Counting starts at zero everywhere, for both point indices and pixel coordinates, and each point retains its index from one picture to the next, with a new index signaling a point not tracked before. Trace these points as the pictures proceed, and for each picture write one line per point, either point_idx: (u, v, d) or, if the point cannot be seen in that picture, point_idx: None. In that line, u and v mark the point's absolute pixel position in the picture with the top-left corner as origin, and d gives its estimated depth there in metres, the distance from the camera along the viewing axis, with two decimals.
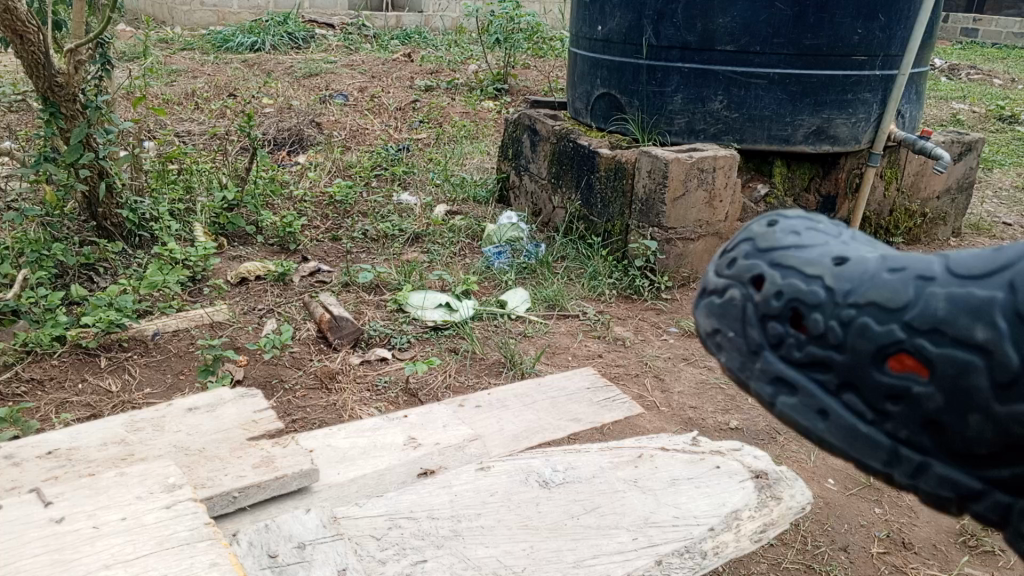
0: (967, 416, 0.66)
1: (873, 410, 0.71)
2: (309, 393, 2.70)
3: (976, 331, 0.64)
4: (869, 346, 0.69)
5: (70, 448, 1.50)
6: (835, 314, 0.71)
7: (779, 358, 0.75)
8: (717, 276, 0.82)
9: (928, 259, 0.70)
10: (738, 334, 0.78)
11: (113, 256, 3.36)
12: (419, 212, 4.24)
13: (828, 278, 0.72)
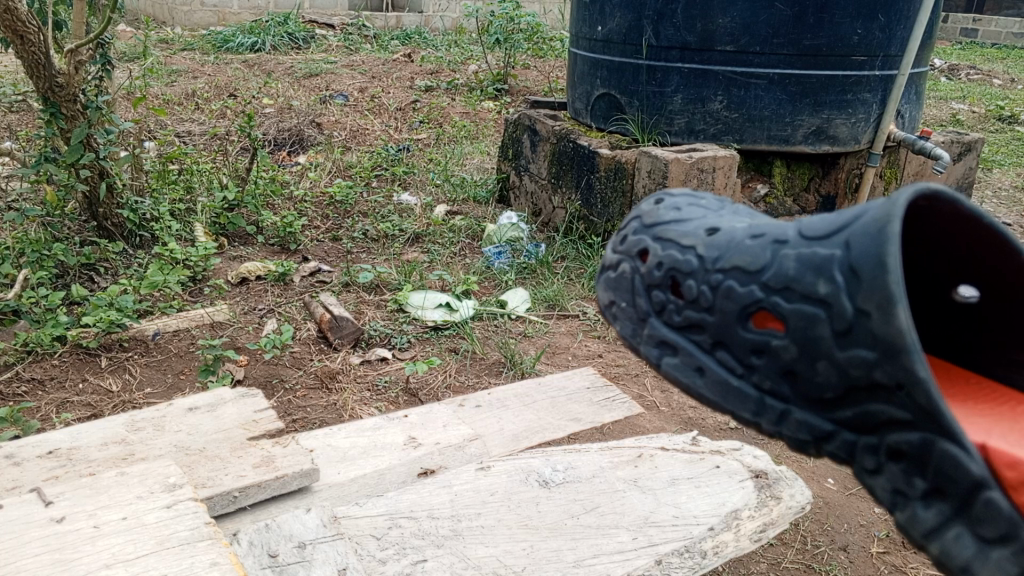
0: (811, 358, 0.86)
1: (742, 357, 0.93)
2: (309, 393, 2.70)
3: (815, 289, 0.85)
4: (737, 305, 0.92)
5: (70, 448, 1.51)
6: (705, 280, 0.95)
7: (671, 319, 1.00)
8: (614, 253, 1.09)
9: (782, 231, 0.94)
10: (642, 301, 1.03)
11: (113, 257, 3.36)
12: (419, 212, 4.24)
13: (706, 253, 0.97)
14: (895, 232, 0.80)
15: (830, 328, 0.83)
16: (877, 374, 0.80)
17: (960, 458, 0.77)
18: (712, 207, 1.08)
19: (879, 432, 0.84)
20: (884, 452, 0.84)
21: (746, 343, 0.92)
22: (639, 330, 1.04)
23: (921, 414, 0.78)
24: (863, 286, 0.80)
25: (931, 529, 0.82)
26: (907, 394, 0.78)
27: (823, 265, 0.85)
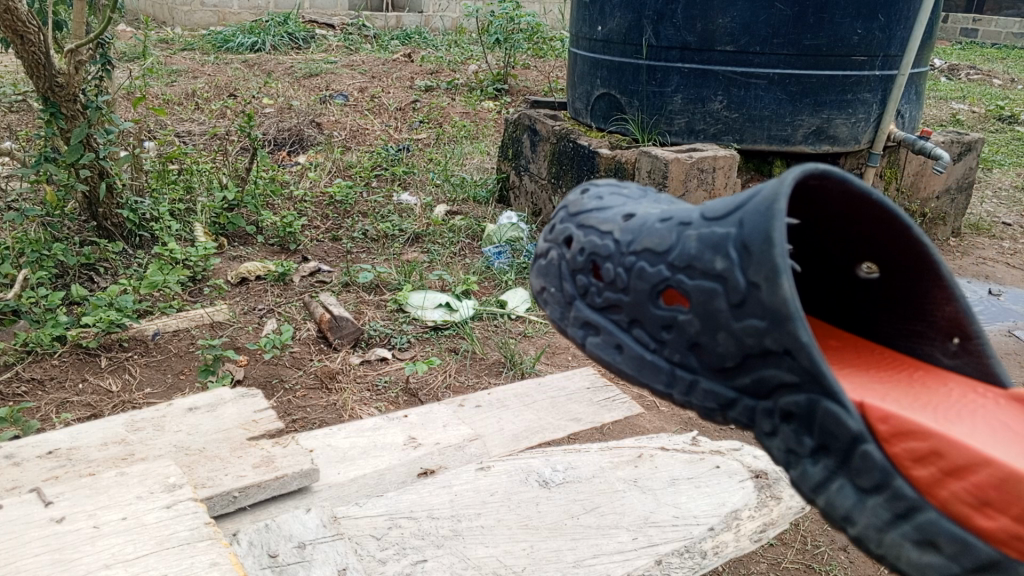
0: (711, 332, 0.89)
1: (651, 336, 0.96)
2: (309, 393, 2.70)
3: (711, 263, 0.88)
4: (642, 282, 0.95)
5: (70, 448, 1.51)
6: (620, 262, 0.98)
7: (589, 301, 1.03)
8: (544, 242, 1.12)
9: (690, 213, 0.96)
10: (564, 285, 1.06)
11: (113, 257, 3.36)
12: (419, 212, 4.25)
13: (618, 235, 1.00)
14: (781, 207, 0.83)
15: (726, 301, 0.86)
16: (768, 343, 0.83)
17: (839, 417, 0.81)
18: (633, 194, 1.11)
19: (771, 398, 0.87)
20: (781, 419, 0.87)
21: (654, 321, 0.95)
22: (562, 314, 1.06)
23: (807, 378, 0.82)
24: (753, 259, 0.83)
25: (817, 489, 0.85)
26: (796, 360, 0.82)
27: (718, 240, 0.88)
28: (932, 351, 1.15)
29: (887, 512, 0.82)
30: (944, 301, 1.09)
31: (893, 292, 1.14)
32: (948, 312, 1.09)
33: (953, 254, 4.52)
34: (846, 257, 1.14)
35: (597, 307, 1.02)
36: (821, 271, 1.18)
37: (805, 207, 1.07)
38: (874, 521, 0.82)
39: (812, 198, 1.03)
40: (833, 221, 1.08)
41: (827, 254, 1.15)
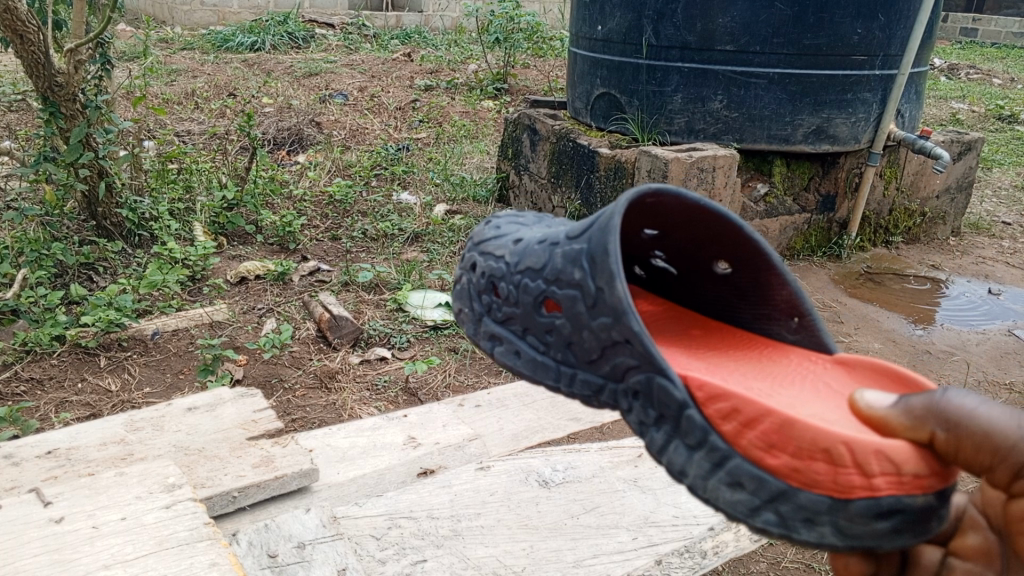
0: (577, 331, 1.06)
1: (540, 340, 1.13)
2: (309, 392, 2.69)
3: (572, 273, 1.07)
4: (526, 294, 1.13)
5: (69, 448, 1.50)
6: (511, 279, 1.17)
7: (493, 316, 1.20)
8: (457, 271, 1.30)
9: (561, 233, 1.15)
10: (473, 305, 1.24)
11: (113, 256, 3.36)
12: (419, 212, 4.25)
13: (510, 257, 1.18)
14: (616, 222, 1.03)
15: (584, 304, 1.05)
16: (613, 334, 1.01)
17: (665, 385, 0.97)
18: (530, 222, 1.30)
19: (621, 379, 1.02)
20: (631, 398, 1.02)
21: (540, 326, 1.13)
22: (473, 329, 1.23)
23: (641, 358, 0.98)
24: (598, 266, 1.02)
25: (659, 453, 0.99)
26: (633, 345, 0.99)
27: (576, 254, 1.07)
28: (778, 330, 1.29)
29: (707, 463, 0.95)
30: (780, 286, 1.25)
31: (743, 285, 1.29)
32: (785, 296, 1.25)
33: (953, 253, 4.52)
34: (704, 255, 1.30)
35: (499, 320, 1.19)
36: (689, 268, 1.35)
37: (656, 221, 1.24)
38: (696, 471, 0.95)
39: (661, 213, 1.20)
40: (680, 227, 1.24)
41: (688, 254, 1.32)
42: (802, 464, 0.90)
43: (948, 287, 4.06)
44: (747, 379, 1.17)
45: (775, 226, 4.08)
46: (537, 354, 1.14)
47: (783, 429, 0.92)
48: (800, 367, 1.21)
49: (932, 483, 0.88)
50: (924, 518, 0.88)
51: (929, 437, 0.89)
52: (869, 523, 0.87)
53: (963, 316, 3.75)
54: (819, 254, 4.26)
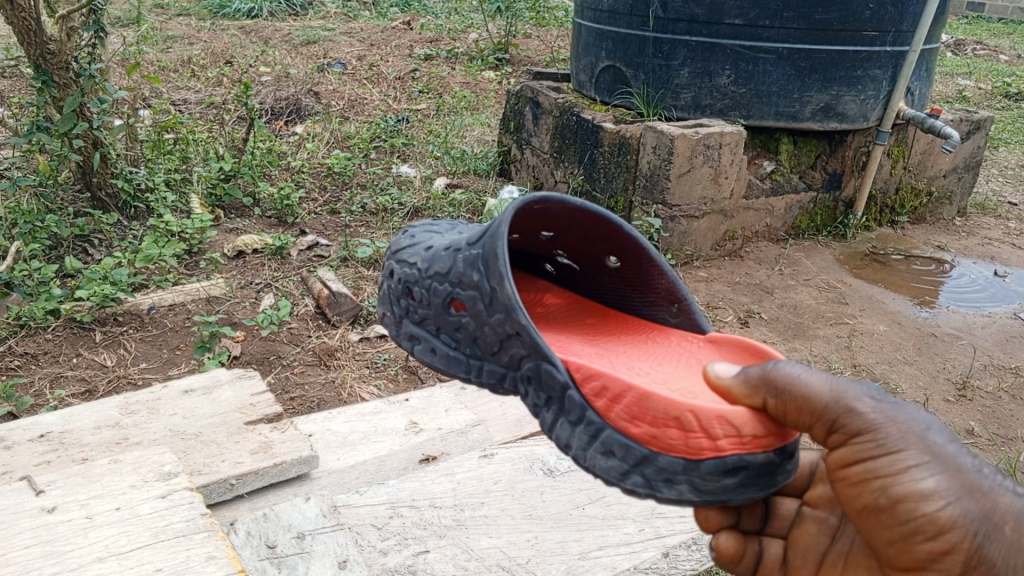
0: (479, 327, 1.21)
1: (451, 336, 1.27)
2: (308, 369, 2.66)
3: (471, 276, 1.22)
4: (436, 297, 1.27)
5: (62, 431, 1.46)
6: (422, 284, 1.30)
7: (410, 317, 1.33)
8: (380, 279, 1.43)
9: (462, 240, 1.30)
10: (393, 307, 1.37)
11: (108, 228, 3.31)
12: (419, 185, 4.19)
13: (421, 263, 1.32)
14: (503, 229, 1.18)
15: (482, 303, 1.20)
16: (507, 328, 1.16)
17: (550, 369, 1.12)
18: (442, 230, 1.44)
19: (515, 365, 1.18)
20: (527, 382, 1.17)
21: (449, 324, 1.27)
22: (394, 328, 1.36)
23: (529, 346, 1.14)
24: (492, 268, 1.18)
25: (552, 429, 1.15)
26: (523, 337, 1.15)
27: (474, 258, 1.22)
28: (662, 314, 1.44)
29: (587, 436, 1.11)
30: (660, 276, 1.39)
31: (630, 277, 1.44)
32: (665, 284, 1.40)
33: (959, 234, 4.47)
34: (596, 252, 1.43)
35: (415, 320, 1.33)
36: (587, 262, 1.48)
37: (550, 226, 1.37)
38: (577, 443, 1.11)
39: (550, 219, 1.34)
40: (571, 229, 1.37)
41: (583, 252, 1.45)
42: (657, 430, 1.07)
43: (953, 268, 4.02)
44: (628, 360, 1.33)
45: (781, 204, 4.02)
46: (448, 349, 1.28)
47: (641, 401, 1.08)
48: (676, 350, 1.36)
49: (769, 442, 1.06)
50: (767, 473, 1.07)
51: (763, 403, 1.06)
52: (718, 480, 1.05)
53: (968, 297, 3.71)
54: (825, 234, 4.21)
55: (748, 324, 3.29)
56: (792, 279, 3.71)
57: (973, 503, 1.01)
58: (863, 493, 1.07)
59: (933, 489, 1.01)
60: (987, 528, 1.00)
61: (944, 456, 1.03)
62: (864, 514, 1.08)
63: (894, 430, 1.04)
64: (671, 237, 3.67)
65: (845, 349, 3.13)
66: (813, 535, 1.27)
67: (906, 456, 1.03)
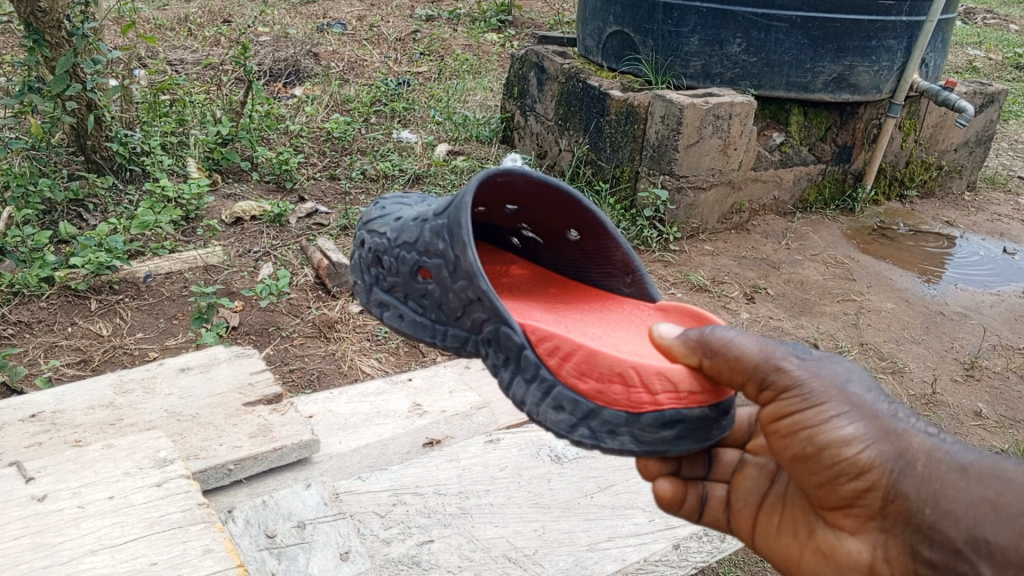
0: (444, 294, 1.16)
1: (418, 303, 1.21)
2: (308, 341, 2.61)
3: (437, 245, 1.16)
4: (401, 264, 1.21)
5: (55, 411, 1.42)
6: (391, 253, 1.23)
7: (379, 285, 1.26)
8: (352, 249, 1.35)
9: (430, 210, 1.23)
10: (363, 276, 1.29)
11: (103, 193, 3.23)
12: (420, 151, 4.11)
13: (391, 233, 1.25)
14: (468, 198, 1.13)
15: (447, 270, 1.14)
16: (468, 294, 1.11)
17: (506, 331, 1.10)
18: (414, 203, 1.36)
19: (472, 327, 1.14)
20: (485, 343, 1.14)
21: (417, 292, 1.20)
22: (363, 297, 1.28)
23: (489, 311, 1.10)
24: (455, 236, 1.12)
25: (511, 388, 1.12)
26: (484, 302, 1.10)
27: (440, 225, 1.16)
28: (615, 284, 1.40)
29: (542, 392, 1.09)
30: (615, 247, 1.34)
31: (590, 248, 1.37)
32: (620, 256, 1.35)
33: (968, 209, 4.40)
34: (556, 224, 1.35)
35: (382, 287, 1.26)
36: (548, 234, 1.39)
37: (508, 198, 1.29)
38: (530, 398, 1.09)
39: (508, 194, 1.28)
40: (529, 202, 1.29)
41: (543, 224, 1.37)
42: (604, 386, 1.07)
43: (961, 244, 3.97)
44: (583, 327, 1.27)
45: (789, 176, 3.95)
46: (412, 314, 1.21)
47: (589, 359, 1.08)
48: (627, 320, 1.31)
49: (705, 398, 1.07)
50: (702, 426, 1.07)
51: (698, 363, 1.07)
52: (658, 432, 1.06)
53: (975, 275, 3.66)
54: (833, 208, 4.14)
55: (755, 300, 3.23)
56: (798, 254, 3.65)
57: (888, 444, 1.02)
58: (792, 444, 1.07)
59: (852, 435, 1.02)
60: (902, 466, 1.01)
61: (863, 405, 1.04)
62: (796, 463, 1.09)
63: (817, 383, 1.04)
64: (677, 210, 3.59)
65: (852, 327, 3.08)
66: (753, 479, 1.29)
67: (828, 407, 1.03)
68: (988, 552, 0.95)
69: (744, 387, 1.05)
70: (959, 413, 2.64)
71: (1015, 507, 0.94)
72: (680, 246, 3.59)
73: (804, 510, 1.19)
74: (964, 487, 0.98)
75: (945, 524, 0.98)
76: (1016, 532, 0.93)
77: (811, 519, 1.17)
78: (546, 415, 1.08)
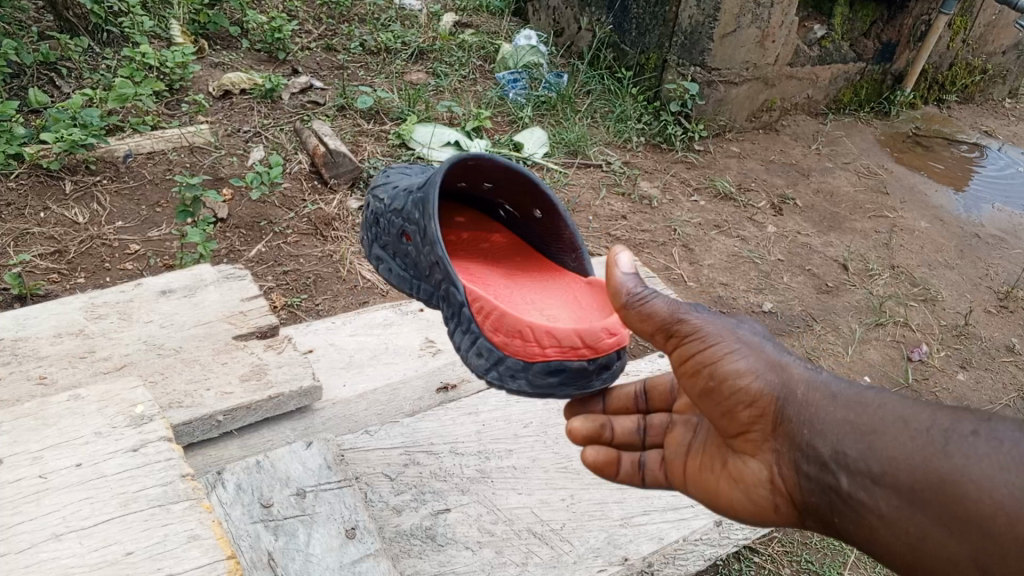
0: (415, 257, 0.99)
1: (402, 262, 1.05)
2: (303, 240, 2.39)
3: (411, 211, 0.99)
4: (385, 221, 1.05)
5: (15, 339, 1.23)
6: (381, 214, 1.07)
7: (376, 242, 1.09)
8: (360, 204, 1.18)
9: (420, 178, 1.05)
10: (367, 232, 1.12)
11: (77, 56, 2.91)
12: (424, 22, 3.77)
13: (384, 194, 1.07)
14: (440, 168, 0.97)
15: (417, 234, 0.97)
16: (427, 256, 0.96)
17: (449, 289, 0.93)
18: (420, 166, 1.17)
19: (431, 283, 0.98)
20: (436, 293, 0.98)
21: (402, 251, 1.04)
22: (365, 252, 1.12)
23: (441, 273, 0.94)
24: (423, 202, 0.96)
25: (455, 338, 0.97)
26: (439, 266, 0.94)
27: (417, 195, 0.99)
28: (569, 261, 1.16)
29: (474, 341, 0.93)
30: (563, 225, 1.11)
31: (550, 230, 1.14)
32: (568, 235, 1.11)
33: (1008, 118, 4.13)
34: (521, 200, 1.13)
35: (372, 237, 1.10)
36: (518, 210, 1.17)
37: (471, 171, 1.09)
38: (462, 347, 0.95)
39: (479, 171, 1.08)
40: (488, 172, 1.08)
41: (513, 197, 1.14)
42: (507, 339, 0.91)
43: (998, 156, 3.73)
44: (506, 295, 1.05)
45: (826, 74, 3.64)
46: (392, 266, 1.06)
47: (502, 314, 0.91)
48: (556, 293, 1.08)
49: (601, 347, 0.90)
50: (582, 375, 0.90)
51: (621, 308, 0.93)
52: (545, 379, 0.90)
53: (1012, 193, 3.44)
54: (868, 110, 3.85)
55: (783, 212, 3.00)
56: (829, 161, 3.41)
57: (768, 373, 0.85)
58: (695, 384, 0.91)
59: (744, 367, 0.86)
60: (786, 392, 0.84)
61: (756, 344, 0.89)
62: (701, 403, 0.93)
63: (716, 326, 0.90)
64: (705, 105, 3.31)
65: (883, 248, 2.88)
66: (682, 435, 1.05)
67: (723, 343, 0.88)
68: (845, 461, 0.77)
69: (648, 333, 0.92)
70: (991, 347, 2.48)
71: (872, 423, 0.77)
72: (704, 145, 3.33)
73: (717, 443, 0.97)
74: (831, 409, 0.81)
75: (814, 440, 0.80)
76: (867, 446, 0.76)
77: (725, 453, 0.93)
78: (473, 359, 0.94)
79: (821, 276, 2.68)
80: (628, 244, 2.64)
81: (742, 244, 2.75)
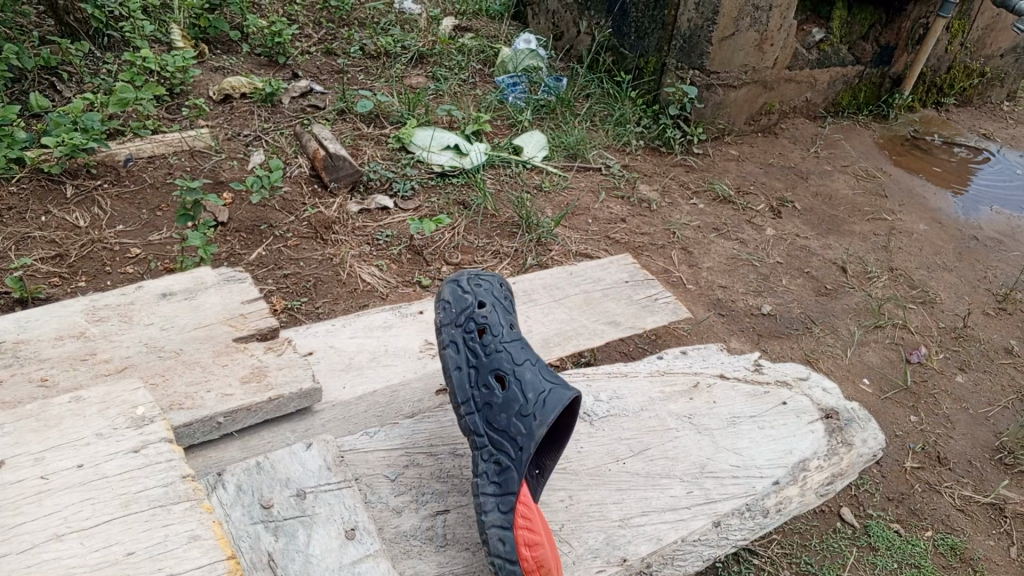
0: (497, 416, 1.12)
1: (467, 389, 1.15)
2: (303, 243, 2.40)
3: (527, 393, 1.13)
4: (485, 351, 1.17)
5: (17, 342, 1.24)
6: (489, 345, 1.18)
7: (459, 342, 1.19)
8: (455, 283, 1.26)
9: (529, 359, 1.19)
10: (455, 323, 1.21)
11: (78, 61, 2.92)
12: (424, 26, 3.79)
13: (502, 335, 1.20)
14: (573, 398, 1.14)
15: (517, 414, 1.12)
16: (517, 441, 1.10)
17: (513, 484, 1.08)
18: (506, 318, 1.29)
19: (496, 448, 1.11)
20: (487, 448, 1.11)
21: (481, 385, 1.15)
22: (441, 329, 1.20)
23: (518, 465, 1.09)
24: (543, 407, 1.12)
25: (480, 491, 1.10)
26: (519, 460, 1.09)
27: (541, 390, 1.14)
28: None
29: (500, 514, 1.06)
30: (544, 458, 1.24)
31: None
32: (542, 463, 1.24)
33: (1006, 121, 4.14)
34: None
35: (462, 336, 1.19)
36: None
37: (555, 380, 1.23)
38: (486, 513, 1.06)
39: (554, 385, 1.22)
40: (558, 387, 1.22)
41: None
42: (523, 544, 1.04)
43: (996, 159, 3.74)
44: None
45: (824, 77, 3.65)
46: (460, 372, 1.16)
47: (533, 527, 1.04)
48: None
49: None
50: None
51: None
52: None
53: (1011, 195, 3.45)
54: (866, 113, 3.86)
55: (781, 215, 3.01)
56: (828, 164, 3.42)
57: None
58: None
59: None
60: None
61: None
62: None
63: None
64: (704, 109, 3.32)
65: (882, 250, 2.89)
66: None
67: None
68: None
69: None
70: (989, 349, 2.48)
71: None
72: (703, 149, 3.34)
73: None
74: None
75: None
76: None
77: None
78: (491, 517, 1.06)
79: (820, 279, 2.68)
80: (628, 247, 2.65)
81: (740, 246, 2.76)
